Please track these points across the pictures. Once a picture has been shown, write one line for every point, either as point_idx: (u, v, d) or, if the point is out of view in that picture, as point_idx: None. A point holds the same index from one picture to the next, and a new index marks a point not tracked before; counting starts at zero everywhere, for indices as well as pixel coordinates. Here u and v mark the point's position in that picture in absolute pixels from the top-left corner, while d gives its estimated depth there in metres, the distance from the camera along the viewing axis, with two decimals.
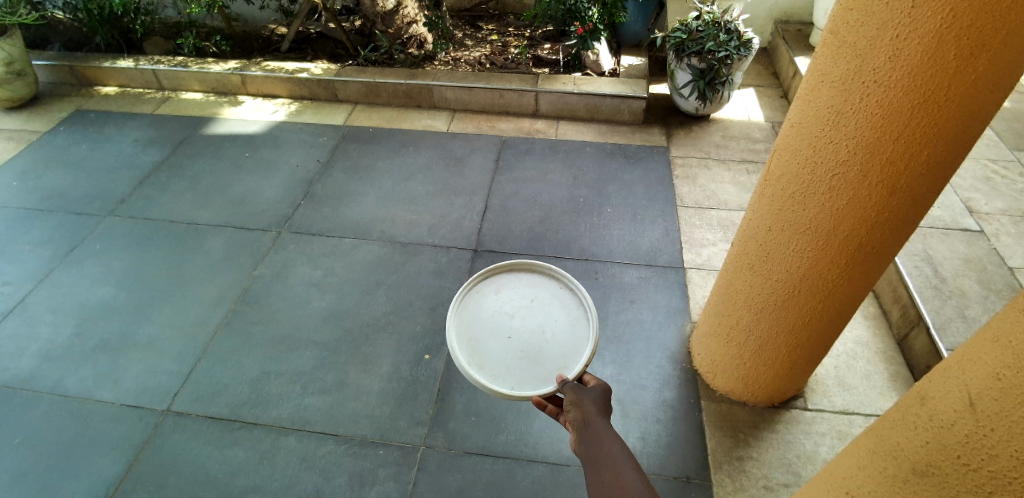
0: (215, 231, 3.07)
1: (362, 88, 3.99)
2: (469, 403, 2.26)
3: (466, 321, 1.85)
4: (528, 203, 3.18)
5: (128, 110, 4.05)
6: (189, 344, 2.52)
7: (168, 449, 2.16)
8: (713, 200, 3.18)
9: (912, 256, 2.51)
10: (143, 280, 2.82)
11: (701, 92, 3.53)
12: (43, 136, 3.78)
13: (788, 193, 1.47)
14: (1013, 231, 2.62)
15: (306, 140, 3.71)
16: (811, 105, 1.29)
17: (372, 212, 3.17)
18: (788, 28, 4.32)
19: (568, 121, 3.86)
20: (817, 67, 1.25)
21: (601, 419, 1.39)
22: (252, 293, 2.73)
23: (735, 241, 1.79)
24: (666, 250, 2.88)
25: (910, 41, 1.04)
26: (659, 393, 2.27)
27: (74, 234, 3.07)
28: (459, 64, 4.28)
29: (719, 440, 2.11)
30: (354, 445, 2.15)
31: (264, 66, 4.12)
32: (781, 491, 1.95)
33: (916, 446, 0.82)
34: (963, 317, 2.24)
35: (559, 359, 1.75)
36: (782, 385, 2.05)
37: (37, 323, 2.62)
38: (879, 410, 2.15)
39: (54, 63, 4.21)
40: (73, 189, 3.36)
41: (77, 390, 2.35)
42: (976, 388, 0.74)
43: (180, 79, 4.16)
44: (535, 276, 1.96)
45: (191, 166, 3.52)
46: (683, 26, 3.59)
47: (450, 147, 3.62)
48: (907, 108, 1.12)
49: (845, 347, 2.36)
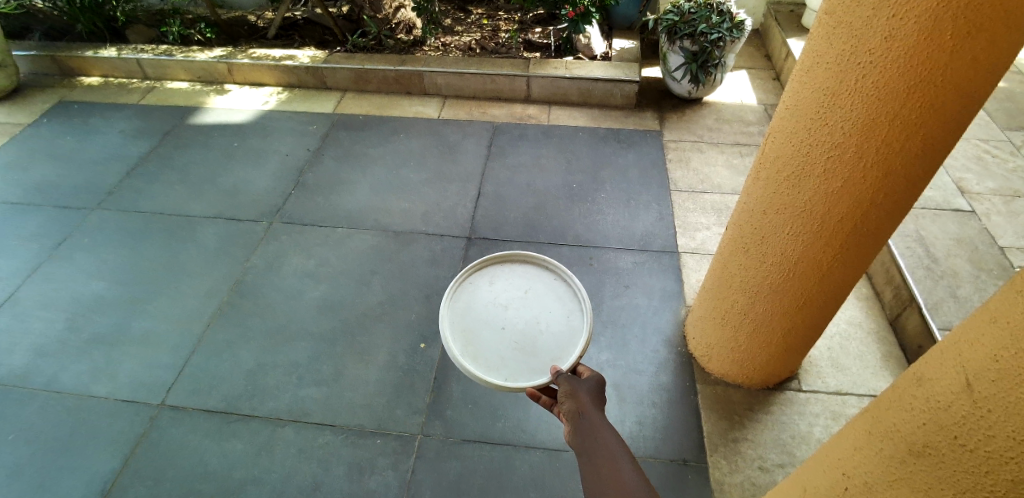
0: (207, 222, 3.03)
1: (352, 75, 3.93)
2: (467, 390, 2.27)
3: (460, 312, 1.85)
4: (522, 190, 3.17)
5: (113, 100, 3.97)
6: (184, 337, 2.50)
7: (165, 443, 2.15)
8: (707, 184, 3.17)
9: (905, 238, 2.53)
10: (135, 273, 2.78)
11: (694, 75, 3.51)
12: (27, 127, 3.70)
13: (783, 175, 1.46)
14: (1004, 211, 2.64)
15: (296, 129, 3.66)
16: (806, 87, 1.28)
17: (365, 200, 3.14)
18: (780, 10, 4.29)
19: (560, 106, 3.82)
20: (813, 46, 1.23)
21: (597, 410, 1.39)
22: (246, 284, 2.71)
23: (730, 224, 1.79)
24: (661, 234, 2.88)
25: (906, 20, 1.02)
26: (656, 377, 2.28)
27: (62, 228, 3.02)
28: (449, 50, 4.22)
29: (715, 422, 2.13)
30: (352, 435, 2.15)
31: (250, 54, 4.05)
32: (776, 472, 1.98)
33: (913, 426, 0.82)
34: (954, 297, 2.27)
35: (553, 349, 1.74)
36: (776, 368, 2.07)
37: (28, 319, 2.58)
38: (872, 390, 2.18)
39: (35, 53, 4.12)
40: (60, 181, 3.31)
41: (72, 386, 2.33)
42: (974, 370, 0.74)
43: (165, 67, 4.08)
44: (530, 268, 1.95)
45: (180, 156, 3.47)
46: (674, 7, 3.53)
47: (442, 134, 3.58)
48: (904, 89, 1.11)
49: (838, 328, 2.38)
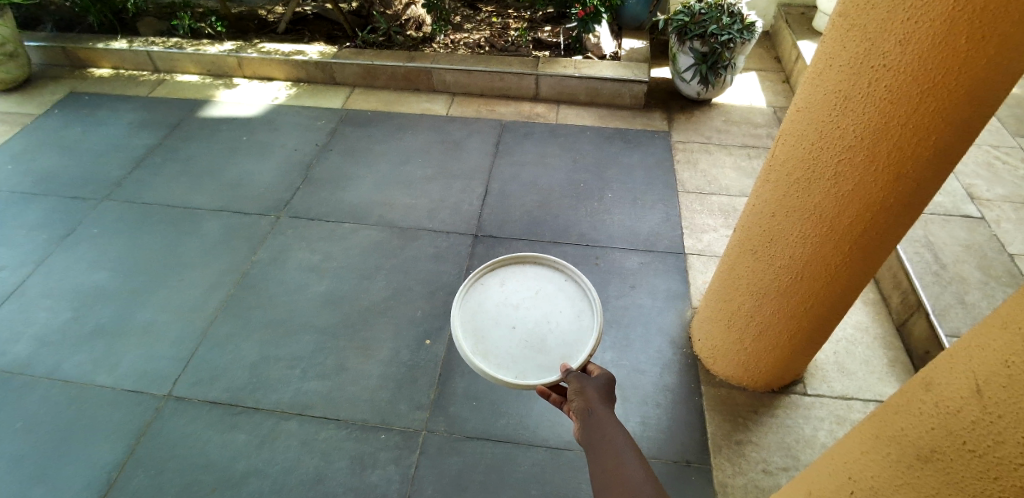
0: (213, 215, 3.05)
1: (360, 70, 3.93)
2: (469, 387, 2.27)
3: (470, 312, 1.85)
4: (528, 188, 3.17)
5: (122, 92, 3.99)
6: (188, 329, 2.52)
7: (167, 434, 2.17)
8: (714, 185, 3.16)
9: (913, 243, 2.52)
10: (141, 264, 2.80)
11: (703, 76, 3.50)
12: (36, 118, 3.72)
13: (793, 178, 1.46)
14: (1013, 218, 2.62)
15: (304, 124, 3.67)
16: (818, 90, 1.28)
17: (371, 196, 3.15)
18: (790, 12, 4.27)
19: (568, 105, 3.82)
20: (826, 49, 1.22)
21: (605, 406, 1.39)
22: (251, 278, 2.72)
23: (738, 225, 1.78)
24: (666, 235, 2.88)
25: (921, 24, 1.02)
26: (660, 378, 2.28)
27: (69, 219, 3.04)
28: (458, 47, 4.23)
29: (719, 424, 2.12)
30: (354, 429, 2.16)
31: (260, 49, 4.07)
32: (779, 476, 1.97)
33: (920, 431, 0.82)
34: (962, 303, 2.26)
35: (562, 348, 1.75)
36: (783, 370, 2.06)
37: (34, 308, 2.61)
38: (878, 395, 2.17)
39: (46, 44, 4.14)
40: (67, 172, 3.33)
41: (76, 376, 2.35)
42: (984, 374, 0.74)
43: (174, 60, 4.10)
44: (541, 269, 1.96)
45: (188, 148, 3.49)
46: (686, 8, 3.53)
47: (449, 131, 3.59)
48: (917, 93, 1.10)
49: (844, 333, 2.37)
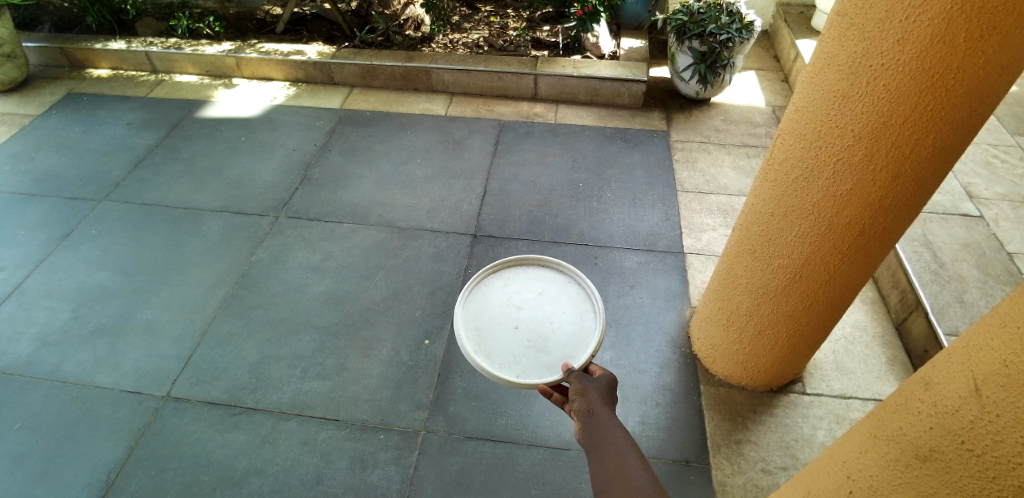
0: (212, 215, 3.04)
1: (358, 70, 3.92)
2: (469, 386, 2.27)
3: (473, 312, 1.85)
4: (528, 187, 3.17)
5: (121, 92, 3.99)
6: (188, 328, 2.52)
7: (167, 433, 2.17)
8: (713, 184, 3.16)
9: (911, 241, 2.52)
10: (141, 264, 2.80)
11: (701, 75, 3.50)
12: (35, 119, 3.72)
13: (791, 177, 1.46)
14: (1012, 216, 2.62)
15: (303, 123, 3.67)
16: (816, 88, 1.28)
17: (370, 195, 3.14)
18: (789, 11, 4.28)
19: (568, 104, 3.82)
20: (825, 48, 1.22)
21: (606, 407, 1.39)
22: (250, 278, 2.72)
23: (737, 225, 1.79)
24: (666, 234, 2.88)
25: (920, 22, 1.01)
26: (659, 377, 2.28)
27: (68, 219, 3.04)
28: (457, 47, 4.23)
29: (718, 423, 2.12)
30: (354, 429, 2.16)
31: (259, 49, 4.07)
32: (778, 474, 1.98)
33: (919, 431, 0.82)
34: (961, 302, 2.26)
35: (564, 348, 1.74)
36: (782, 370, 2.06)
37: (34, 308, 2.60)
38: (876, 394, 2.17)
39: (44, 44, 4.14)
40: (67, 172, 3.33)
41: (76, 376, 2.35)
42: (982, 374, 0.74)
43: (173, 61, 4.09)
44: (544, 271, 1.97)
45: (187, 148, 3.49)
46: (683, 8, 3.53)
47: (449, 130, 3.59)
48: (915, 93, 1.11)
49: (844, 332, 2.37)
